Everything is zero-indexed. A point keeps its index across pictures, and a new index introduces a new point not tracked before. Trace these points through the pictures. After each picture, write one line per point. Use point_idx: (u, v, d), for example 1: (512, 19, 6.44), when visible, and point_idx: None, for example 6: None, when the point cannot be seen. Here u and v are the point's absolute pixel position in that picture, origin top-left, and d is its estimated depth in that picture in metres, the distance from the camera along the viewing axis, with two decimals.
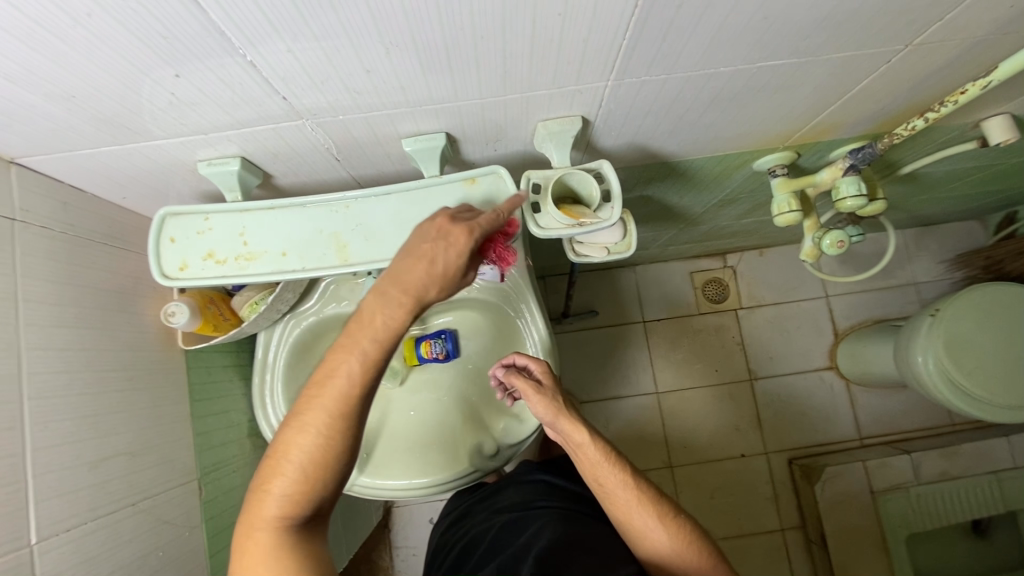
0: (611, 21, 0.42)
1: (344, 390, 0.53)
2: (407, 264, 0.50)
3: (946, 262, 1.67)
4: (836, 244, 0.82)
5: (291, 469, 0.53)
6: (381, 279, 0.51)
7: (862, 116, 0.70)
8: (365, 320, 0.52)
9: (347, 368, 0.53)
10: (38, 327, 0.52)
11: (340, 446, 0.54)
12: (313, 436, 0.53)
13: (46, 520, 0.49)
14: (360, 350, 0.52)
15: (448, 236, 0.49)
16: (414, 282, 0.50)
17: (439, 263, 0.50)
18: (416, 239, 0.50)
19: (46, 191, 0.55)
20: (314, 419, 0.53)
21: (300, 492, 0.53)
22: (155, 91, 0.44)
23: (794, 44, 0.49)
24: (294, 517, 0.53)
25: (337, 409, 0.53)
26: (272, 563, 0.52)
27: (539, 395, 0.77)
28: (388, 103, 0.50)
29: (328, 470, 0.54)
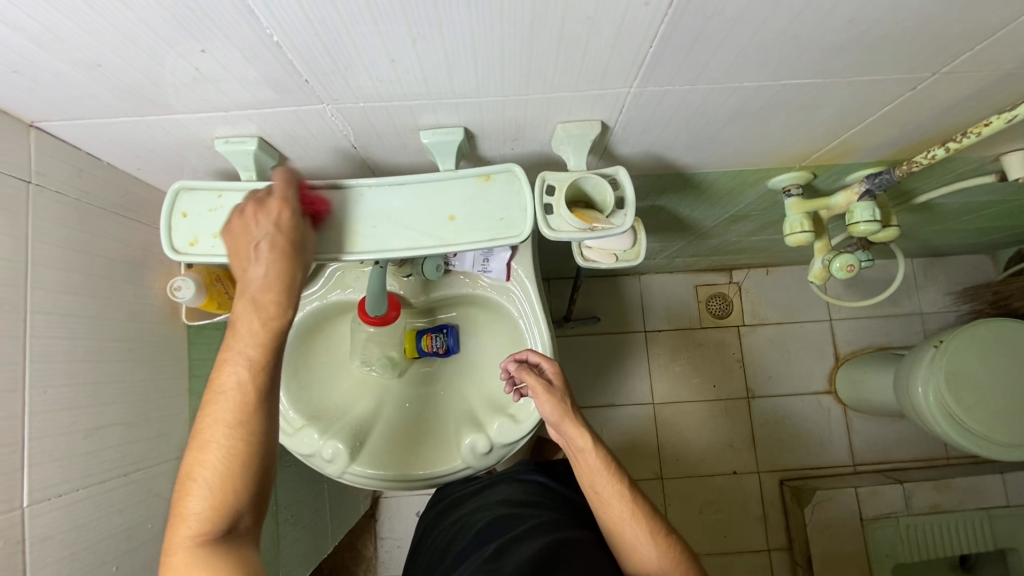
0: (639, 28, 0.42)
1: (236, 398, 0.54)
2: (246, 262, 0.54)
3: (953, 294, 1.66)
4: (846, 267, 0.81)
5: (202, 487, 0.52)
6: (241, 287, 0.55)
7: (882, 142, 0.70)
8: (243, 328, 0.55)
9: (234, 374, 0.54)
10: (45, 291, 0.52)
11: (249, 451, 0.54)
12: (215, 449, 0.53)
13: (40, 483, 0.49)
14: (243, 353, 0.54)
15: (264, 215, 0.54)
16: (257, 276, 0.54)
17: (276, 240, 0.54)
18: (235, 239, 0.54)
19: (62, 157, 0.55)
20: (213, 434, 0.53)
21: (215, 505, 0.52)
22: (180, 65, 0.44)
23: (820, 64, 0.49)
24: (211, 532, 0.52)
25: (236, 415, 0.54)
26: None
27: (548, 395, 0.78)
28: (409, 94, 0.50)
29: (241, 477, 0.54)
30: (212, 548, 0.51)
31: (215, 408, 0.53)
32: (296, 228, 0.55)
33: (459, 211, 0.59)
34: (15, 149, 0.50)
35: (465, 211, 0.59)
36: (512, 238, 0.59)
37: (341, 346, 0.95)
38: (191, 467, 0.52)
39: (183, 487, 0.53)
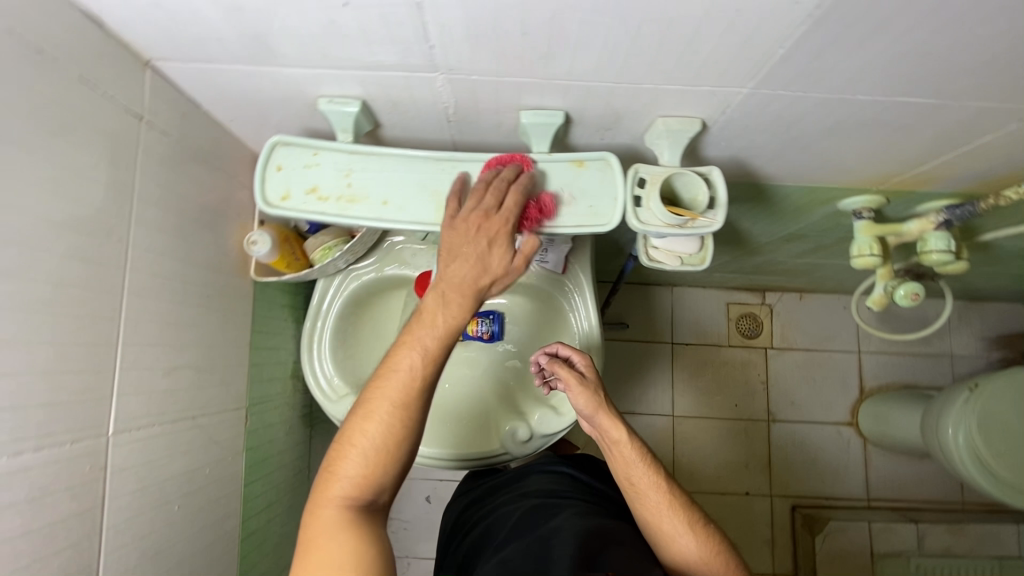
0: (779, 28, 0.43)
1: (406, 382, 0.58)
2: (451, 259, 0.57)
3: (986, 339, 1.64)
4: (910, 295, 0.83)
5: (361, 453, 0.57)
6: (441, 280, 0.58)
7: (967, 173, 0.69)
8: (427, 319, 0.58)
9: (410, 361, 0.58)
10: (146, 228, 0.53)
11: (404, 433, 0.58)
12: (379, 424, 0.57)
13: (123, 414, 0.50)
14: (422, 343, 0.58)
15: (484, 228, 0.57)
16: (462, 278, 0.57)
17: (489, 256, 0.58)
18: (450, 236, 0.56)
19: (170, 98, 0.56)
20: (380, 409, 0.58)
21: (366, 473, 0.57)
22: (316, 16, 0.44)
23: (941, 85, 0.49)
24: (359, 498, 0.57)
25: (402, 399, 0.58)
26: (341, 537, 0.54)
27: (582, 386, 0.77)
28: (527, 71, 0.51)
29: (393, 457, 0.58)
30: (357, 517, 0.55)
31: (387, 387, 0.58)
32: (508, 251, 0.58)
33: (549, 194, 0.60)
34: (134, 84, 0.51)
35: (556, 194, 0.59)
36: (599, 226, 0.59)
37: (389, 319, 0.94)
38: (356, 434, 0.56)
39: (340, 450, 0.58)
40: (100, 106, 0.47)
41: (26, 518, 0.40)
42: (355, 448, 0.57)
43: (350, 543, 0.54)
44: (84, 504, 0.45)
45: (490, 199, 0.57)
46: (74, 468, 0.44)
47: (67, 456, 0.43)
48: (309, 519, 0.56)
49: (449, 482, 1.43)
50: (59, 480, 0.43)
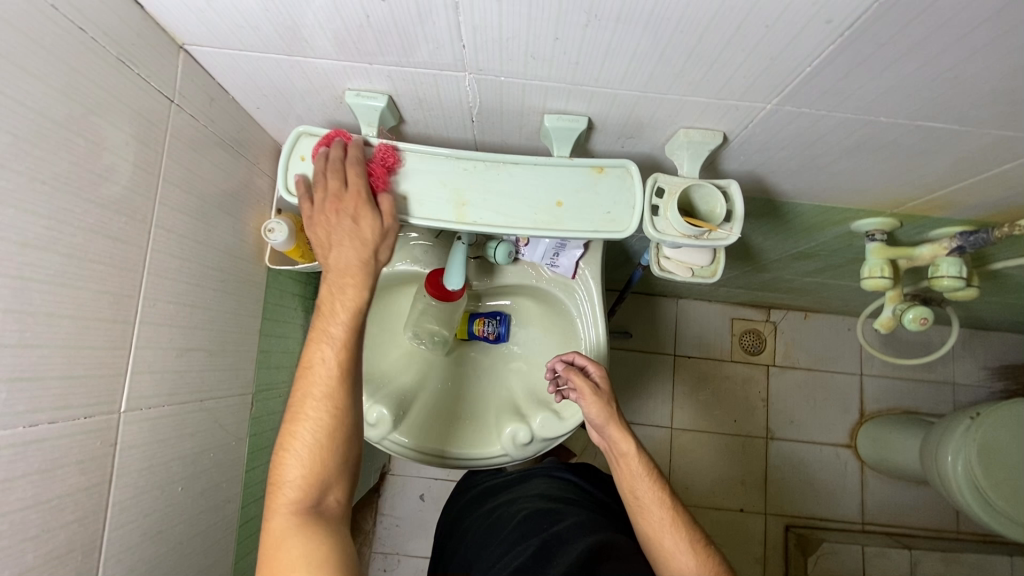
0: (809, 44, 0.43)
1: (325, 374, 0.59)
2: (328, 247, 0.58)
3: (989, 369, 1.64)
4: (919, 320, 0.84)
5: (298, 454, 0.58)
6: (328, 269, 0.59)
7: (982, 201, 0.70)
8: (330, 309, 0.59)
9: (323, 354, 0.59)
10: (170, 209, 0.53)
11: (335, 423, 0.59)
12: (308, 422, 0.58)
13: (136, 392, 0.50)
14: (330, 333, 0.59)
15: (346, 208, 0.57)
16: (346, 260, 0.58)
17: (361, 229, 0.58)
18: (315, 226, 0.58)
19: (201, 83, 0.57)
20: (306, 407, 0.58)
21: (307, 474, 0.57)
22: (353, 9, 0.45)
23: (964, 111, 0.49)
24: (307, 498, 0.57)
25: (325, 391, 0.59)
26: (294, 537, 0.55)
27: (595, 397, 0.78)
28: (555, 75, 0.51)
29: (331, 446, 0.59)
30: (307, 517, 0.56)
31: (307, 384, 0.58)
32: (378, 217, 0.58)
33: (568, 198, 0.60)
34: (166, 67, 0.51)
35: (574, 199, 0.60)
36: (616, 232, 0.60)
37: (397, 314, 0.94)
38: (288, 441, 0.57)
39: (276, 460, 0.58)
40: (134, 86, 0.48)
41: (37, 489, 0.40)
42: (290, 452, 0.58)
43: (301, 545, 0.55)
44: (93, 478, 0.45)
45: (338, 178, 0.57)
46: (86, 443, 0.44)
47: (80, 430, 0.44)
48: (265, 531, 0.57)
49: (443, 482, 1.43)
50: (70, 453, 0.43)
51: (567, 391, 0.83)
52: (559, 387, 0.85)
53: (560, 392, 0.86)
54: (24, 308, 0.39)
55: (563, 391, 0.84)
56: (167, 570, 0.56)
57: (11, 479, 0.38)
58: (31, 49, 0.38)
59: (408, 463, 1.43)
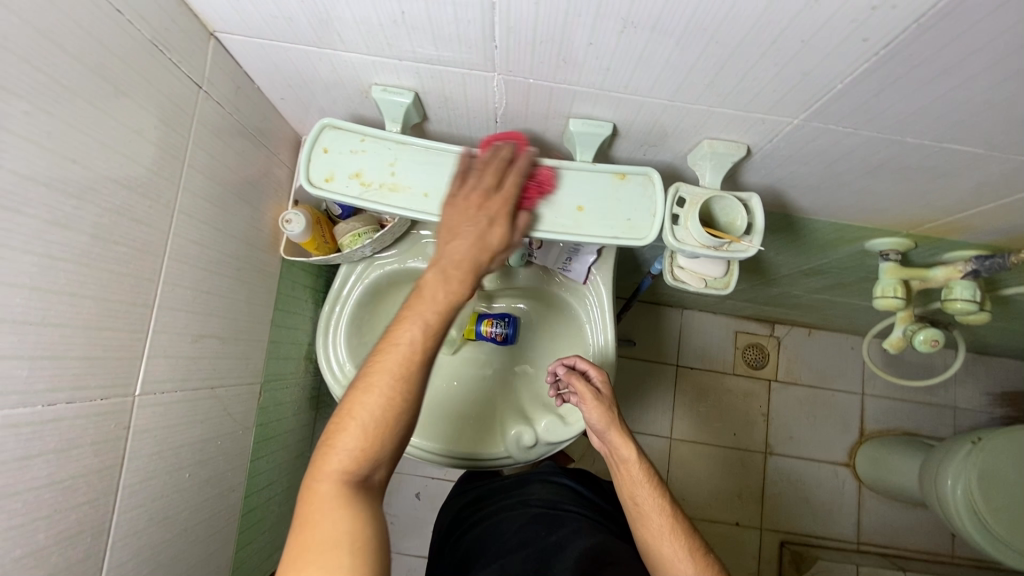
0: (843, 61, 0.44)
1: (408, 353, 0.55)
2: (451, 238, 0.56)
3: (990, 395, 1.63)
4: (929, 342, 0.84)
5: (360, 426, 0.54)
6: (439, 257, 0.57)
7: (999, 226, 0.70)
8: (427, 291, 0.57)
9: (412, 333, 0.56)
10: (193, 195, 0.53)
11: (404, 407, 0.55)
12: (378, 395, 0.54)
13: (150, 376, 0.50)
14: (424, 316, 0.56)
15: (483, 208, 0.56)
16: (461, 254, 0.56)
17: (488, 234, 0.57)
18: (450, 214, 0.56)
19: (229, 71, 0.57)
20: (381, 380, 0.55)
21: (365, 448, 0.54)
22: (390, 4, 0.45)
23: (990, 135, 0.50)
24: (356, 474, 0.53)
25: (403, 370, 0.55)
26: (338, 513, 0.51)
27: (596, 402, 0.78)
28: (585, 80, 0.51)
29: (393, 429, 0.55)
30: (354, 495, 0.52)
31: (389, 358, 0.55)
32: (509, 228, 0.57)
33: (588, 202, 0.60)
34: (197, 53, 0.51)
35: (594, 204, 0.60)
36: (635, 239, 0.60)
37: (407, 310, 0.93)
38: (355, 408, 0.53)
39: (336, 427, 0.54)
40: (166, 71, 0.48)
41: (52, 469, 0.40)
42: (353, 421, 0.54)
43: (346, 519, 0.51)
44: (105, 461, 0.45)
45: (490, 182, 0.57)
46: (100, 425, 0.44)
47: (95, 411, 0.44)
48: (305, 494, 0.53)
49: (440, 481, 1.42)
50: (85, 434, 0.43)
51: (569, 395, 0.82)
52: (560, 390, 0.85)
53: (561, 396, 0.85)
54: (49, 287, 0.38)
55: (564, 396, 0.84)
56: (172, 556, 0.56)
57: (28, 456, 0.38)
58: (71, 30, 0.38)
59: (406, 461, 1.43)
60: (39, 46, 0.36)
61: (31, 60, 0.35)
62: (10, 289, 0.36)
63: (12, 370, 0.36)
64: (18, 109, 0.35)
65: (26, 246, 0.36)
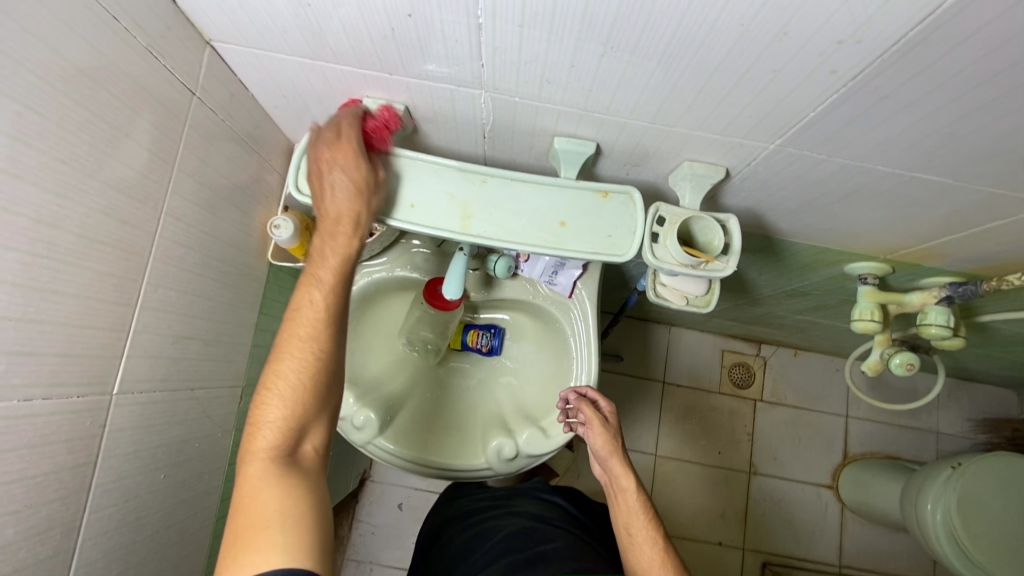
0: (813, 92, 0.46)
1: (314, 316, 0.57)
2: (325, 196, 0.57)
3: (973, 421, 1.64)
4: (906, 365, 0.86)
5: (281, 398, 0.56)
6: (322, 217, 0.58)
7: (972, 255, 0.71)
8: (321, 253, 0.58)
9: (311, 296, 0.57)
10: (182, 199, 0.54)
11: (319, 367, 0.57)
12: (291, 362, 0.56)
13: (129, 375, 0.50)
14: (321, 277, 0.58)
15: (336, 158, 0.56)
16: (335, 208, 0.57)
17: (354, 181, 0.57)
18: (315, 178, 0.58)
19: (223, 79, 0.58)
20: (289, 346, 0.56)
21: (287, 419, 0.56)
22: (381, 21, 0.47)
23: (958, 165, 0.51)
24: (282, 444, 0.56)
25: (312, 333, 0.57)
26: (271, 485, 0.53)
27: (603, 429, 0.80)
28: (569, 100, 0.53)
29: (310, 391, 0.57)
30: (282, 468, 0.55)
31: (294, 323, 0.57)
32: (368, 169, 0.57)
33: (571, 219, 0.61)
34: (192, 61, 0.53)
35: (577, 220, 0.61)
36: (615, 255, 0.61)
37: (394, 317, 0.94)
38: (273, 378, 0.55)
39: (256, 403, 0.56)
40: (161, 76, 0.49)
41: (25, 464, 0.40)
42: (272, 394, 0.56)
43: (277, 492, 0.53)
44: (79, 457, 0.45)
45: (333, 130, 0.57)
46: (77, 421, 0.45)
47: (72, 409, 0.44)
48: (239, 483, 0.54)
49: (422, 492, 1.41)
50: (60, 431, 0.43)
51: (576, 422, 0.84)
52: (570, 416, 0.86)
53: (568, 423, 0.84)
54: (32, 284, 0.39)
55: (571, 421, 0.85)
56: (142, 557, 0.55)
57: (0, 451, 0.38)
58: (67, 34, 0.39)
59: (389, 470, 1.42)
60: (32, 47, 0.37)
61: (26, 63, 0.36)
62: None
63: None
64: (11, 110, 0.36)
65: (11, 243, 0.37)
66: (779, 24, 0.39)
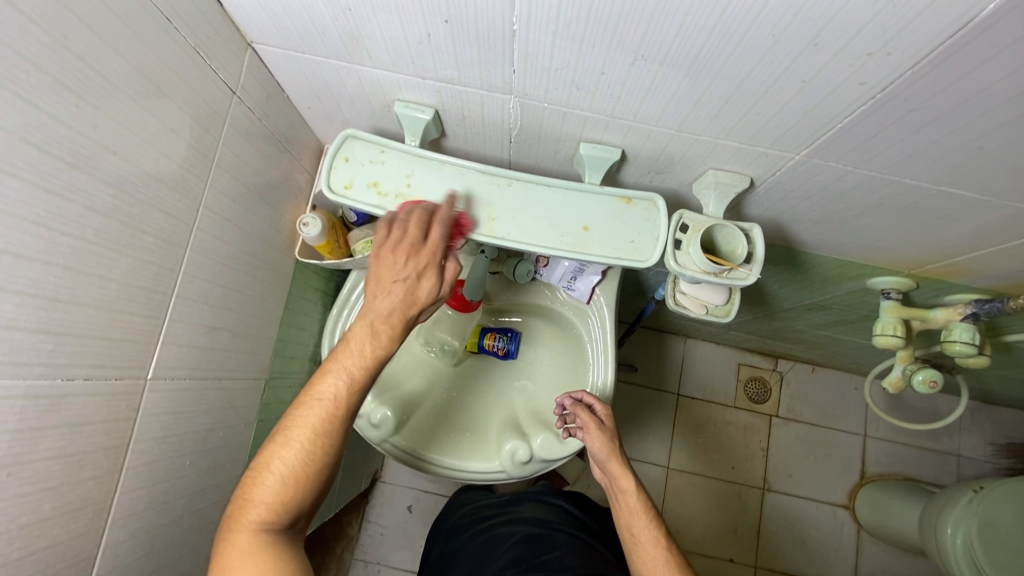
0: (842, 103, 0.46)
1: (329, 406, 0.57)
2: (381, 291, 0.57)
3: (996, 445, 1.60)
4: (927, 382, 0.84)
5: (277, 479, 0.55)
6: (369, 309, 0.57)
7: (999, 272, 0.70)
8: (349, 346, 0.57)
9: (335, 385, 0.57)
10: (218, 193, 0.56)
11: (327, 458, 0.57)
12: (298, 449, 0.55)
13: (163, 362, 0.52)
14: (349, 368, 0.57)
15: (400, 262, 0.57)
16: (386, 309, 0.57)
17: (418, 287, 0.58)
18: (378, 270, 0.57)
19: (262, 80, 0.60)
20: (301, 432, 0.56)
21: (283, 501, 0.55)
22: (418, 27, 0.48)
23: (988, 180, 0.51)
24: (275, 523, 0.55)
25: (324, 424, 0.56)
26: (252, 562, 0.52)
27: (600, 432, 0.80)
28: (597, 107, 0.54)
29: (312, 479, 0.56)
30: (272, 547, 0.54)
31: (311, 410, 0.56)
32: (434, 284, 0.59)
33: (594, 223, 0.62)
34: (234, 62, 0.55)
35: (600, 224, 0.62)
36: (638, 259, 0.62)
37: None
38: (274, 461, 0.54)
39: (252, 476, 0.55)
40: (205, 76, 0.51)
41: (63, 442, 0.42)
42: (272, 474, 0.55)
43: (259, 570, 0.52)
44: (113, 439, 0.47)
45: (411, 230, 0.58)
46: (113, 404, 0.46)
47: (109, 390, 0.46)
48: (221, 548, 0.54)
49: (433, 496, 1.41)
50: (98, 412, 0.45)
51: (575, 428, 0.84)
52: (568, 424, 0.85)
53: (568, 429, 0.85)
54: (80, 269, 0.41)
55: (570, 428, 0.85)
56: (166, 541, 0.57)
57: (43, 427, 0.40)
58: (123, 32, 0.41)
59: (400, 472, 1.43)
60: (94, 45, 0.39)
61: (85, 57, 0.38)
62: (44, 266, 0.38)
63: (38, 343, 0.38)
64: (69, 102, 0.38)
65: (64, 228, 0.39)
66: (811, 35, 0.40)
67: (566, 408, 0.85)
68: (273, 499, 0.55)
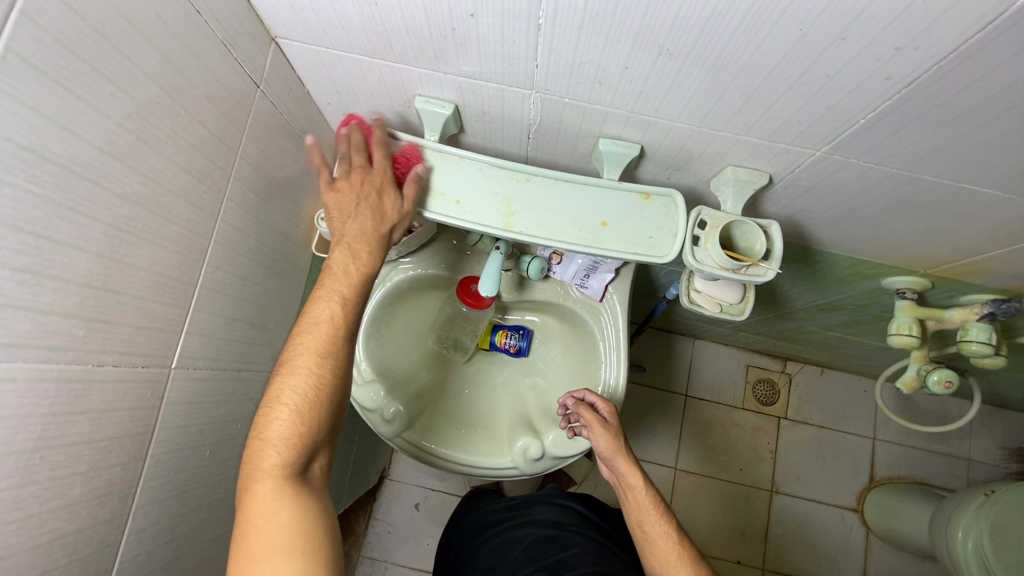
0: (865, 98, 0.46)
1: (329, 330, 0.58)
2: (347, 215, 0.60)
3: (1006, 450, 1.58)
4: (943, 382, 0.83)
5: (289, 414, 0.55)
6: (341, 234, 0.60)
7: (1016, 272, 0.70)
8: (340, 268, 0.60)
9: (330, 309, 0.58)
10: (241, 185, 0.57)
11: (333, 382, 0.58)
12: (305, 376, 0.56)
13: (186, 351, 0.52)
14: (339, 291, 0.59)
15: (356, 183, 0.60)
16: (359, 228, 0.60)
17: (383, 205, 0.61)
18: (336, 200, 0.61)
19: (284, 74, 0.61)
20: (304, 360, 0.57)
21: (298, 435, 0.56)
22: (443, 21, 0.49)
23: (1010, 177, 0.51)
24: (294, 460, 0.55)
25: (326, 348, 0.58)
26: (280, 504, 0.54)
27: (605, 431, 0.79)
28: (618, 102, 0.54)
29: (324, 407, 0.58)
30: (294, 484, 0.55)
31: (310, 335, 0.57)
32: (397, 201, 0.61)
33: (612, 219, 0.62)
34: (259, 55, 0.55)
35: (618, 221, 0.62)
36: (655, 255, 0.62)
37: (424, 317, 0.94)
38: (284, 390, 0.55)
39: (264, 417, 0.56)
40: (231, 68, 0.51)
41: (93, 427, 0.42)
42: (282, 410, 0.56)
43: (288, 511, 0.54)
44: (139, 426, 0.47)
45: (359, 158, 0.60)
46: (139, 391, 0.47)
47: (136, 378, 0.46)
48: (246, 500, 0.54)
49: (441, 494, 1.41)
50: (125, 399, 0.45)
51: (579, 427, 0.83)
52: (571, 423, 0.85)
53: (572, 429, 0.84)
54: (112, 257, 0.42)
55: (574, 427, 0.84)
56: (185, 529, 0.57)
57: (73, 413, 0.40)
58: (156, 23, 0.42)
59: (407, 470, 1.43)
60: (130, 36, 0.40)
61: (120, 47, 0.39)
62: (79, 252, 0.39)
63: (71, 329, 0.39)
64: (106, 91, 0.38)
65: (97, 215, 0.39)
66: (838, 28, 0.40)
67: (569, 407, 0.85)
68: (286, 435, 0.55)
